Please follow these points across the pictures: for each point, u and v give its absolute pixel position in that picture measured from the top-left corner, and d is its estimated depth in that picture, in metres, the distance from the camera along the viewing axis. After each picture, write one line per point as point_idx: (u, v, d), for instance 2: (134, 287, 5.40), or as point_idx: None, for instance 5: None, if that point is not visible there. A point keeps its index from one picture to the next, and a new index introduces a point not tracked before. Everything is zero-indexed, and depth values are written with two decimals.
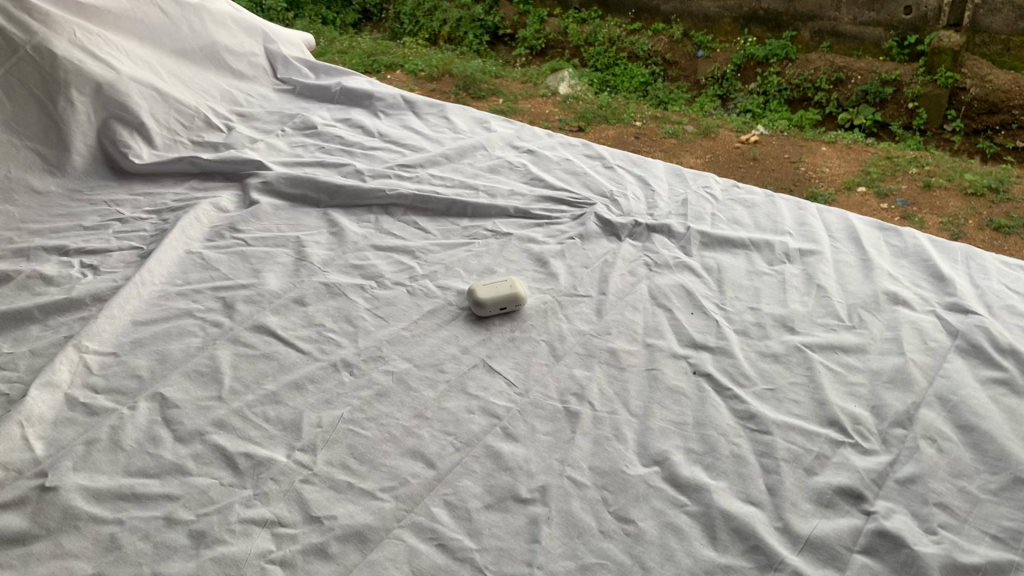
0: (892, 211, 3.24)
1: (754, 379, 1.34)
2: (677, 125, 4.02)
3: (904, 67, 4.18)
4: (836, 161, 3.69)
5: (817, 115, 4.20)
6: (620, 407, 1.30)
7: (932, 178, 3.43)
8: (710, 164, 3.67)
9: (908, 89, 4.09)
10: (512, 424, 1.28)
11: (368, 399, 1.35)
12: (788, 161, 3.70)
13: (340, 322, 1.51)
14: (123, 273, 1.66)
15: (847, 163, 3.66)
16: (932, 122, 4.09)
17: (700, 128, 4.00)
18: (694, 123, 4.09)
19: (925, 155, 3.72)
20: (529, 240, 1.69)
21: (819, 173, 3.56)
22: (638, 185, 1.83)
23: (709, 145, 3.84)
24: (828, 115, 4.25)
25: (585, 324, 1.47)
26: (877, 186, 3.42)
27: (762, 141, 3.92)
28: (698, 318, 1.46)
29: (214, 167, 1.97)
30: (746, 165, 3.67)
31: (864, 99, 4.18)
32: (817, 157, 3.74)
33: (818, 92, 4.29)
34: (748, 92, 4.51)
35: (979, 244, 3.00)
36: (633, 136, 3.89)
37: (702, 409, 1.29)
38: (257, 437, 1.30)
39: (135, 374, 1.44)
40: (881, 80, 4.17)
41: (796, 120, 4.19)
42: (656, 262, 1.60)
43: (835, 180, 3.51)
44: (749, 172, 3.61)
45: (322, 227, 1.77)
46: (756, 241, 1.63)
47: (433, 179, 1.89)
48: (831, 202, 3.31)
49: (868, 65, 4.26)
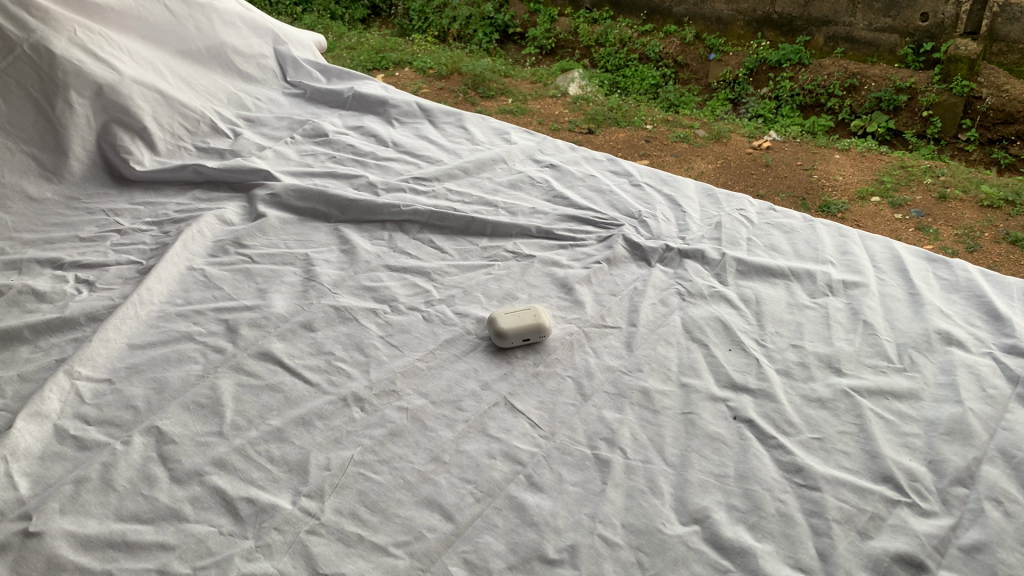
0: (908, 222, 3.11)
1: (800, 427, 1.24)
2: (689, 129, 3.90)
3: (919, 75, 4.04)
4: (849, 169, 3.56)
5: (829, 123, 4.10)
6: (655, 455, 1.20)
7: (947, 190, 3.31)
8: (720, 170, 3.55)
9: (922, 97, 3.97)
10: (537, 472, 1.18)
11: (381, 438, 1.25)
12: (800, 169, 3.57)
13: (351, 351, 1.41)
14: (121, 290, 1.56)
15: (861, 171, 3.53)
16: (947, 131, 3.98)
17: (711, 132, 3.88)
18: (705, 127, 3.97)
19: (939, 164, 3.60)
20: (553, 263, 1.58)
21: (832, 181, 3.43)
22: (668, 205, 1.73)
23: (721, 151, 3.71)
24: (841, 122, 4.15)
25: (615, 358, 1.37)
26: (891, 196, 3.30)
27: (774, 147, 3.78)
28: (736, 355, 1.36)
29: (219, 176, 1.87)
30: (757, 172, 3.53)
31: (878, 106, 4.05)
32: (829, 165, 3.61)
33: (830, 98, 4.16)
34: (759, 97, 4.41)
35: (995, 258, 2.88)
36: (644, 140, 3.77)
37: (744, 460, 1.19)
38: (260, 480, 1.20)
39: (130, 404, 1.34)
40: (895, 87, 4.04)
41: (808, 127, 4.08)
42: (689, 291, 1.49)
43: (849, 189, 3.38)
44: (761, 179, 3.47)
45: (333, 244, 1.67)
46: (796, 271, 1.52)
47: (450, 193, 1.79)
48: (843, 213, 3.19)
49: (883, 72, 4.12)
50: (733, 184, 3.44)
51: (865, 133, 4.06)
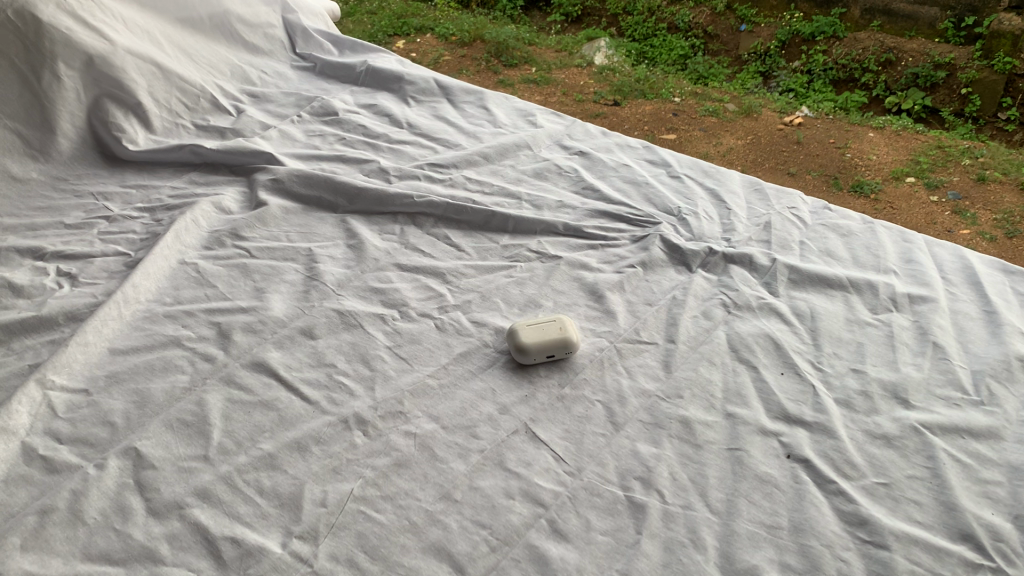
0: (944, 207, 2.89)
1: (863, 470, 1.09)
2: (718, 103, 3.64)
3: (959, 50, 3.76)
4: (884, 147, 3.30)
5: (863, 98, 3.80)
6: (697, 500, 1.05)
7: (986, 171, 3.09)
8: (750, 146, 3.31)
9: (961, 74, 3.67)
10: (561, 517, 1.03)
11: (384, 470, 1.10)
12: (833, 146, 3.30)
13: (354, 363, 1.26)
14: (105, 286, 1.42)
15: (896, 150, 3.28)
16: (986, 110, 3.64)
17: (741, 107, 3.62)
18: (734, 101, 3.72)
19: (980, 146, 3.33)
20: (582, 266, 1.42)
21: (865, 160, 3.18)
22: (711, 200, 1.56)
23: (751, 127, 3.45)
24: (874, 98, 3.84)
25: (650, 380, 1.21)
26: (927, 177, 3.07)
27: (806, 123, 3.51)
28: (789, 381, 1.20)
29: (218, 158, 1.72)
30: (788, 149, 3.28)
31: (914, 82, 3.76)
32: (863, 142, 3.34)
33: (865, 73, 3.87)
34: (791, 69, 4.12)
35: None
36: (671, 112, 3.54)
37: (800, 508, 1.04)
38: (247, 516, 1.06)
39: (107, 420, 1.20)
40: (933, 63, 3.75)
41: (840, 103, 3.78)
42: (735, 302, 1.33)
43: (884, 169, 3.12)
44: (792, 156, 3.22)
45: (339, 237, 1.52)
46: (856, 281, 1.36)
47: (469, 183, 1.63)
48: (876, 194, 2.96)
49: (920, 47, 3.83)
50: (761, 161, 3.20)
51: (900, 110, 3.75)
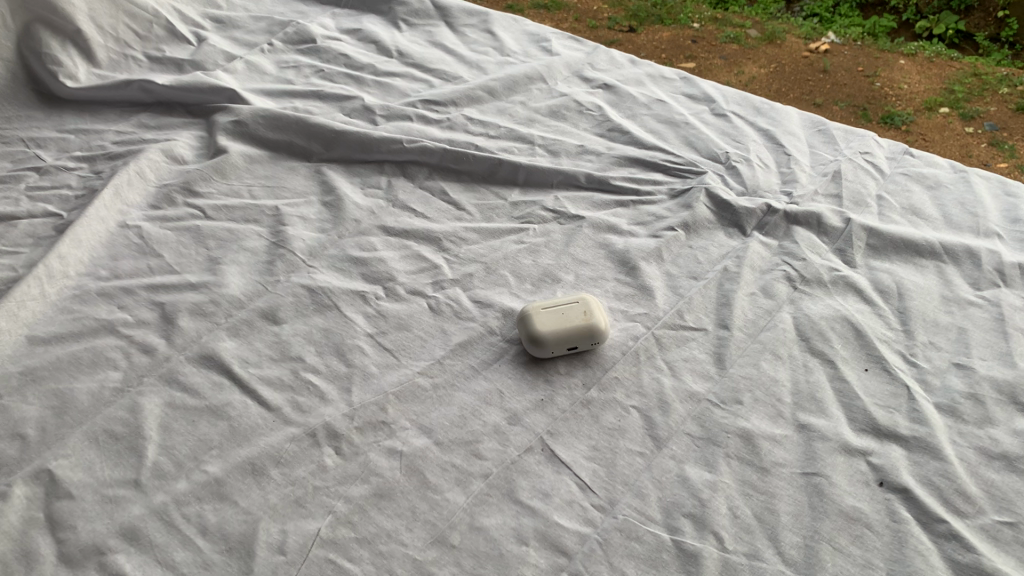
0: (982, 135, 2.38)
1: (980, 503, 0.84)
2: (739, 28, 3.02)
3: None
4: (919, 73, 2.68)
5: (891, 24, 3.01)
6: (767, 547, 0.81)
7: None
8: (771, 74, 2.72)
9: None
10: (589, 572, 0.79)
11: (361, 503, 0.86)
12: (861, 75, 2.69)
13: (326, 357, 1.01)
14: (27, 255, 1.15)
15: (932, 76, 2.66)
16: None
17: (765, 31, 2.99)
18: (757, 26, 3.07)
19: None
20: (609, 229, 1.16)
21: (898, 89, 2.58)
22: (765, 144, 1.28)
23: (773, 53, 2.85)
24: (904, 24, 3.06)
25: (700, 380, 0.96)
26: (966, 108, 2.49)
27: (834, 50, 2.85)
28: (876, 381, 0.95)
29: (172, 95, 1.43)
30: (813, 79, 2.69)
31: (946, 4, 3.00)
32: (896, 68, 2.71)
33: None
34: None
35: None
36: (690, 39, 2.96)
37: (902, 559, 0.79)
38: (184, 566, 0.82)
39: (17, 432, 0.95)
40: None
41: (868, 30, 2.99)
42: (801, 275, 1.07)
43: (916, 93, 2.56)
44: (817, 85, 2.64)
45: (312, 193, 1.25)
46: (952, 248, 1.09)
47: (471, 124, 1.35)
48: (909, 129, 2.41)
49: None
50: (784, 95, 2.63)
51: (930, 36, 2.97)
